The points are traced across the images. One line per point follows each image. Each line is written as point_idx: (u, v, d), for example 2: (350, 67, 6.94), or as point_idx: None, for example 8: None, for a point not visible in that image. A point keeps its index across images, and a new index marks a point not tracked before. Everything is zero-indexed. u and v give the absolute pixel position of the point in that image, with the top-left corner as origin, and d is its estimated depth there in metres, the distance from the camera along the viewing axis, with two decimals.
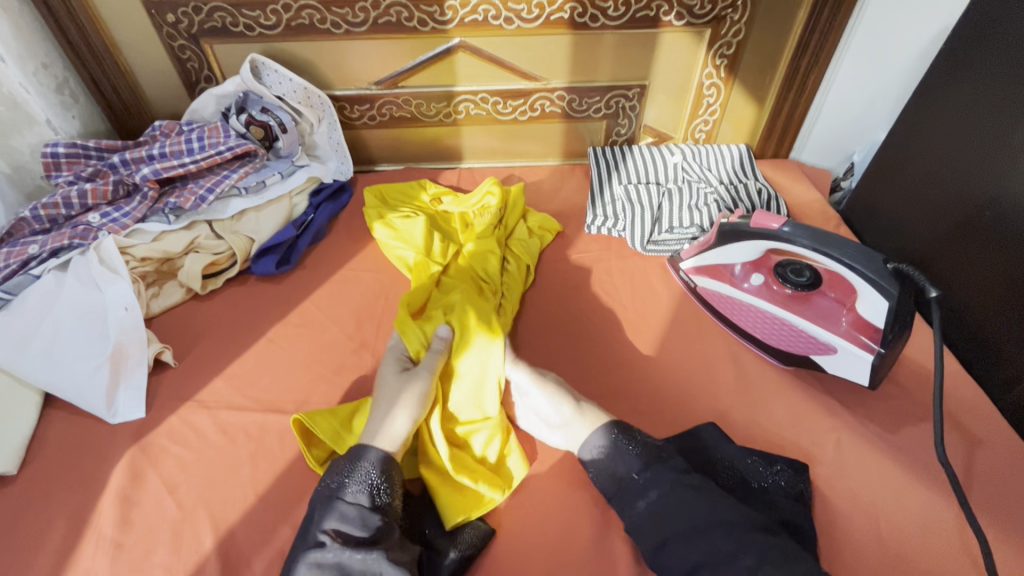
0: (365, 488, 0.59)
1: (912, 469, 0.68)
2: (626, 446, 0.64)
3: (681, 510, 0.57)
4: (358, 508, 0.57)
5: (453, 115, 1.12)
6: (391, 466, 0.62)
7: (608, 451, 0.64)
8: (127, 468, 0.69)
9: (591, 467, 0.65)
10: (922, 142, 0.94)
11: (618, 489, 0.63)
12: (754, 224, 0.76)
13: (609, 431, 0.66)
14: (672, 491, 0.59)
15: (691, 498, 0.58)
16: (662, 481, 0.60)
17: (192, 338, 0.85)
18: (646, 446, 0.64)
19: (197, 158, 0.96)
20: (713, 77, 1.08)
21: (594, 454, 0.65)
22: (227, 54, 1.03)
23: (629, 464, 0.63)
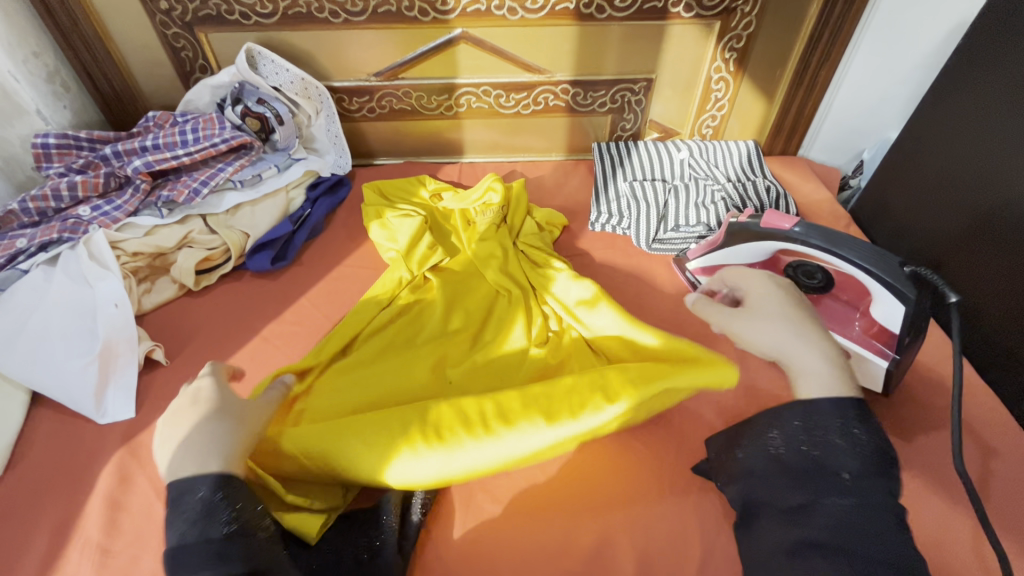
0: (201, 519, 0.45)
1: (926, 478, 0.66)
2: (852, 429, 0.48)
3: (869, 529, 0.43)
4: (208, 545, 0.44)
5: (454, 108, 1.10)
6: (230, 481, 0.48)
7: (828, 426, 0.49)
8: (116, 471, 0.67)
9: (793, 430, 0.50)
10: (936, 140, 0.92)
11: (801, 473, 0.48)
12: (764, 224, 0.73)
13: (842, 405, 0.49)
14: (867, 506, 0.44)
15: (882, 520, 0.43)
16: (858, 491, 0.45)
17: (184, 335, 0.83)
18: (867, 447, 0.47)
19: (191, 150, 0.93)
20: (721, 71, 1.05)
21: (815, 425, 0.49)
22: (222, 43, 1.00)
23: (835, 459, 0.47)
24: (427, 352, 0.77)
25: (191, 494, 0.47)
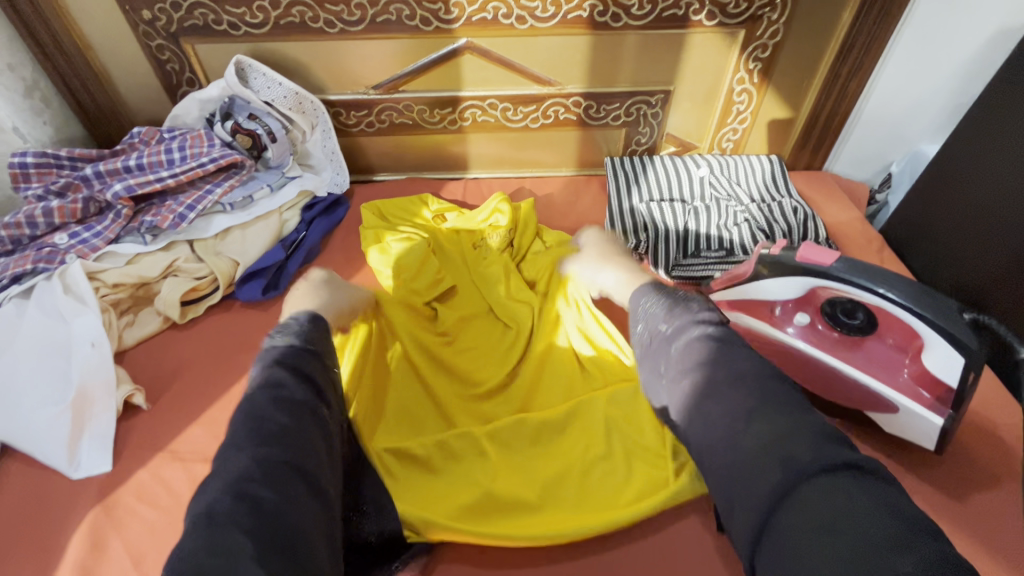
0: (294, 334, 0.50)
1: (989, 547, 0.59)
2: (678, 309, 0.49)
3: (764, 421, 0.40)
4: (286, 352, 0.47)
5: (458, 122, 1.03)
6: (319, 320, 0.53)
7: (646, 314, 0.51)
8: (89, 534, 0.61)
9: (635, 320, 0.52)
10: (980, 159, 0.84)
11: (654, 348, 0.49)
12: (800, 258, 0.66)
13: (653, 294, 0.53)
14: (727, 377, 0.43)
15: (766, 391, 0.42)
16: (713, 356, 0.45)
17: (168, 375, 0.77)
18: (707, 316, 0.48)
19: (176, 171, 0.87)
20: (744, 82, 0.98)
21: (657, 313, 0.50)
22: (210, 55, 0.94)
23: (670, 323, 0.49)
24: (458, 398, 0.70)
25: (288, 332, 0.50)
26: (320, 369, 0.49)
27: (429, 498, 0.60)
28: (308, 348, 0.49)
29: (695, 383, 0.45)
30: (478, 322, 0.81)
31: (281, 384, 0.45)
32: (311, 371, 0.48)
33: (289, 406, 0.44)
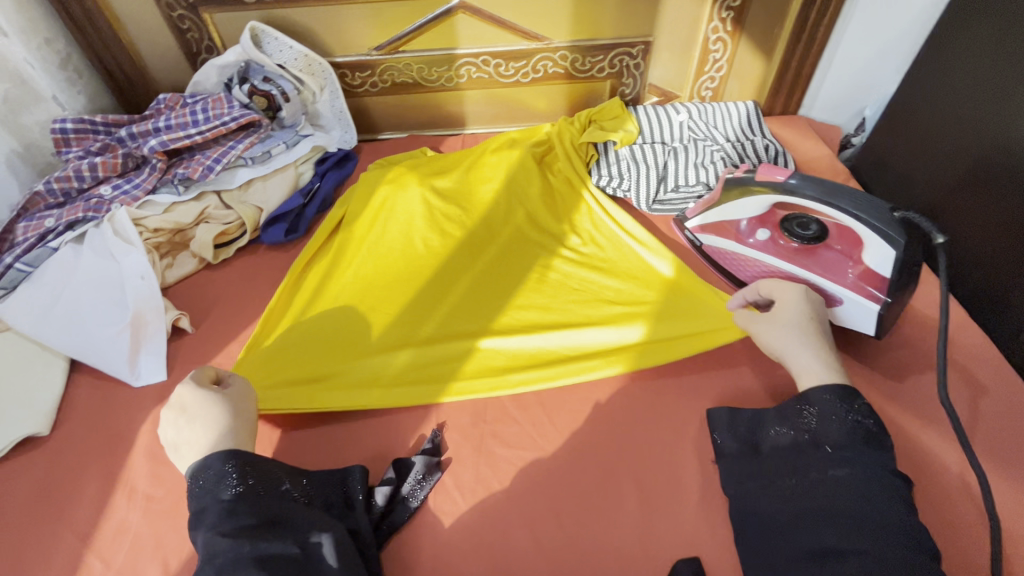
0: (223, 478, 0.57)
1: (916, 415, 0.69)
2: (846, 413, 0.58)
3: (857, 491, 0.53)
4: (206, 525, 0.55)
5: (454, 79, 1.12)
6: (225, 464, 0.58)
7: (814, 406, 0.60)
8: (153, 428, 0.72)
9: (793, 410, 0.62)
10: (932, 93, 0.92)
11: (793, 452, 0.60)
12: (760, 177, 0.75)
13: (852, 395, 0.59)
14: (865, 477, 0.54)
15: (883, 492, 0.53)
16: (863, 465, 0.55)
17: (207, 305, 0.87)
18: (865, 428, 0.57)
19: (203, 129, 0.97)
20: (719, 31, 1.06)
21: (822, 410, 0.59)
22: (226, 23, 1.02)
23: (821, 434, 0.58)
24: (412, 308, 0.84)
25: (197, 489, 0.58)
26: (268, 498, 0.58)
27: (388, 386, 0.75)
28: (247, 483, 0.58)
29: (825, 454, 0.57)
30: (444, 248, 0.92)
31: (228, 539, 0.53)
32: (256, 504, 0.56)
33: (263, 553, 0.52)
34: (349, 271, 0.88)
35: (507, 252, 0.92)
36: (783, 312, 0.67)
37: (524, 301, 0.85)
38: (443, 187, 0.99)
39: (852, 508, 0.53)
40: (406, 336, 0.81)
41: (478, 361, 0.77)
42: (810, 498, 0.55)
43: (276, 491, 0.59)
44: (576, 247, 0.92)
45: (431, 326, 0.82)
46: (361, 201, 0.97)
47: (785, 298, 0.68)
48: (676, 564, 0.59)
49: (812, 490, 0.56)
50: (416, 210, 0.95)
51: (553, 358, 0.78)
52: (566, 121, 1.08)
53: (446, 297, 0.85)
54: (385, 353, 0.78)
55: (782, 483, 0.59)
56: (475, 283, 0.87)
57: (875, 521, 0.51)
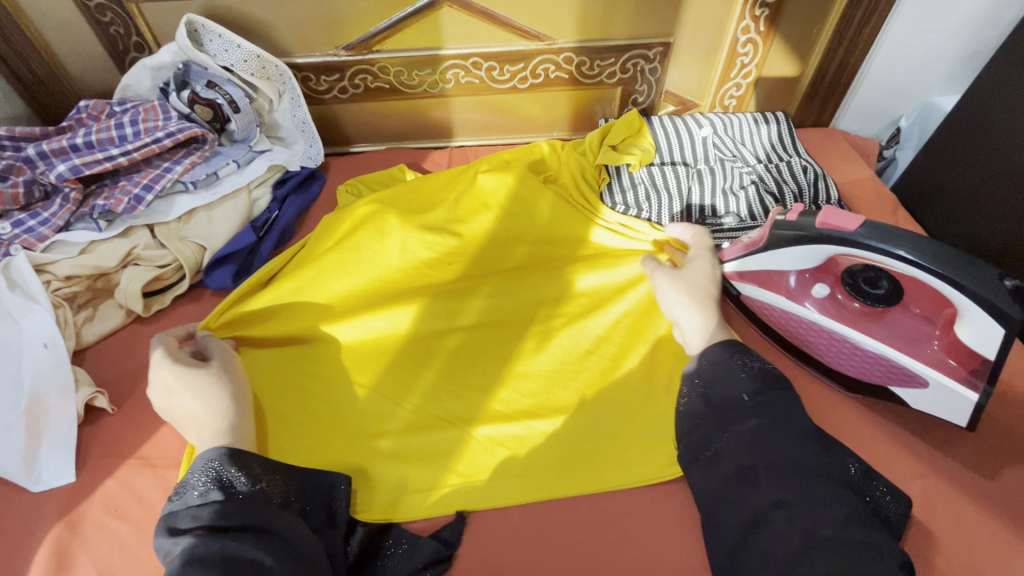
0: (210, 480, 0.51)
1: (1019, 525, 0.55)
2: (738, 367, 0.56)
3: (778, 453, 0.50)
4: (198, 506, 0.49)
5: (439, 85, 0.95)
6: (241, 454, 0.54)
7: (715, 366, 0.58)
8: (55, 552, 0.56)
9: (692, 380, 0.59)
10: (1002, 111, 0.78)
11: (711, 420, 0.55)
12: (822, 224, 0.59)
13: (728, 351, 0.58)
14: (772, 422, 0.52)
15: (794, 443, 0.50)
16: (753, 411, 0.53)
17: (134, 374, 0.70)
18: (763, 373, 0.56)
19: (129, 148, 0.79)
20: (750, 31, 0.90)
21: (721, 366, 0.57)
22: (159, 15, 0.84)
23: (723, 390, 0.56)
24: (388, 384, 0.69)
25: (204, 464, 0.52)
26: (252, 502, 0.50)
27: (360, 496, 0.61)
28: (231, 487, 0.51)
29: (719, 410, 0.55)
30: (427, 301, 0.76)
31: (202, 546, 0.45)
32: (240, 510, 0.48)
33: (230, 561, 0.44)
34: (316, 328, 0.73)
35: (501, 308, 0.76)
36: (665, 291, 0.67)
37: (525, 370, 0.70)
38: (427, 220, 0.83)
39: (766, 467, 0.49)
40: (381, 425, 0.66)
41: (476, 448, 0.64)
42: (732, 466, 0.51)
43: (260, 494, 0.52)
44: (586, 297, 0.77)
45: (412, 409, 0.67)
46: (328, 235, 0.82)
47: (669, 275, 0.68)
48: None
49: (724, 460, 0.52)
50: (392, 253, 0.80)
51: (563, 455, 0.63)
52: (573, 150, 0.91)
53: (429, 366, 0.70)
54: (358, 450, 0.64)
55: (711, 472, 0.53)
56: (468, 345, 0.72)
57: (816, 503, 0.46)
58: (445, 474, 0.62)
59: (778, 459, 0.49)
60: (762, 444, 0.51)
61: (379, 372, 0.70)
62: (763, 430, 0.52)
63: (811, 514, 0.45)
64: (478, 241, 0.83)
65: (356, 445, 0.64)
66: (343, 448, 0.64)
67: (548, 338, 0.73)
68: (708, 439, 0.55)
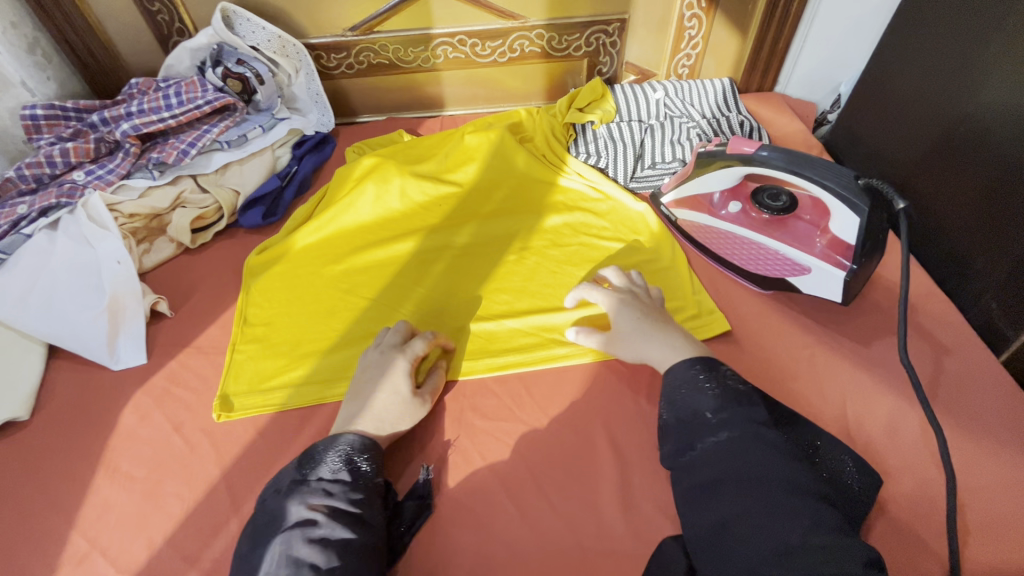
0: (343, 463, 0.59)
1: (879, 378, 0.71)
2: (705, 382, 0.59)
3: (738, 455, 0.53)
4: (333, 479, 0.58)
5: (431, 60, 1.11)
6: (372, 448, 0.62)
7: (683, 381, 0.60)
8: (135, 410, 0.73)
9: (664, 391, 0.62)
10: (896, 66, 0.93)
11: (680, 426, 0.58)
12: (730, 149, 0.76)
13: (692, 367, 0.61)
14: (732, 437, 0.54)
15: (755, 451, 0.53)
16: (722, 427, 0.56)
17: (185, 289, 0.87)
18: (733, 388, 0.59)
19: (177, 113, 0.96)
20: (694, 7, 1.06)
21: (691, 382, 0.60)
22: (197, 4, 1.01)
23: (699, 404, 0.58)
24: (388, 294, 0.84)
25: (344, 443, 0.61)
26: (372, 492, 0.59)
27: None
28: (359, 479, 0.59)
29: (692, 424, 0.57)
30: (425, 236, 0.92)
31: (321, 524, 0.54)
32: (362, 495, 0.58)
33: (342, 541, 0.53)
34: (333, 255, 0.91)
35: (481, 238, 0.92)
36: (619, 327, 0.70)
37: (500, 281, 0.85)
38: (421, 171, 1.00)
39: (733, 472, 0.52)
40: (383, 324, 0.80)
41: (458, 339, 0.78)
42: (705, 474, 0.54)
43: (377, 483, 0.60)
44: (553, 229, 0.93)
45: (407, 314, 0.81)
46: (341, 185, 0.99)
47: (614, 309, 0.72)
48: (666, 544, 0.57)
49: (698, 467, 0.55)
50: (395, 197, 0.97)
51: (529, 344, 0.77)
52: (545, 112, 1.08)
53: (422, 281, 0.86)
54: (362, 345, 0.78)
55: (685, 476, 0.55)
56: (453, 264, 0.88)
57: (781, 504, 0.49)
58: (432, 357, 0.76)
59: (739, 467, 0.52)
60: (729, 456, 0.53)
61: (380, 287, 0.85)
62: (730, 441, 0.54)
63: (777, 523, 0.48)
64: (467, 189, 0.99)
65: (361, 339, 0.79)
66: (350, 341, 0.78)
67: (521, 259, 0.88)
68: (681, 449, 0.57)
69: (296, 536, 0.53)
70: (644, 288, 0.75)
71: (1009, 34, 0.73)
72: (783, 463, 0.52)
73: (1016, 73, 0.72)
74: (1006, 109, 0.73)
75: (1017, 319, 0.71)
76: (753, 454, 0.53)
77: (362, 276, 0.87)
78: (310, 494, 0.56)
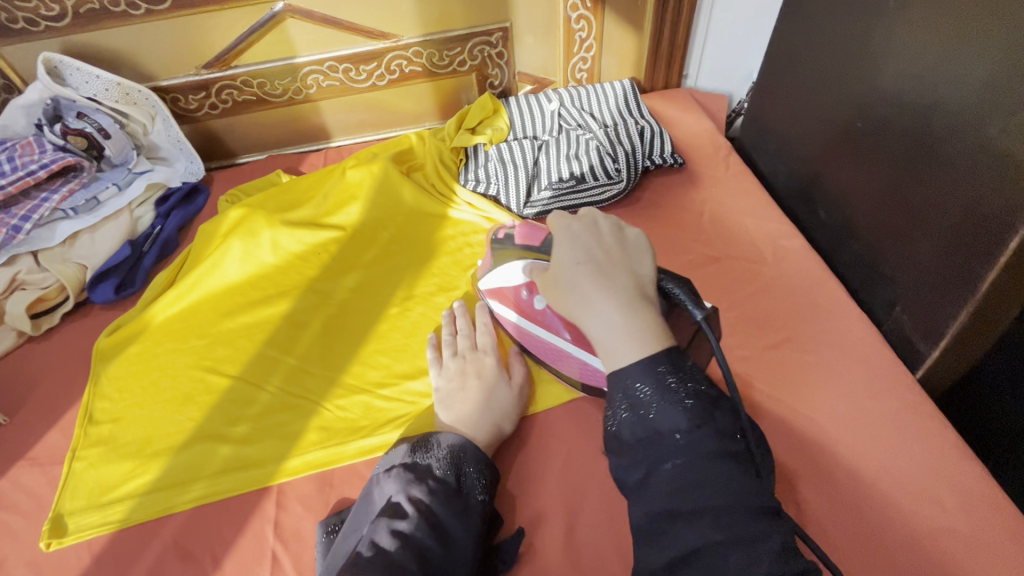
0: (449, 462, 0.58)
1: (776, 415, 0.66)
2: (676, 389, 0.45)
3: (700, 470, 0.42)
4: (429, 479, 0.57)
5: (303, 91, 1.01)
6: (487, 466, 0.60)
7: (639, 386, 0.45)
8: None
9: (614, 388, 0.47)
10: (792, 56, 0.86)
11: (639, 442, 0.45)
12: (521, 240, 0.65)
13: (654, 367, 0.45)
14: (699, 463, 0.42)
15: (718, 464, 0.42)
16: (687, 451, 0.43)
17: (24, 388, 0.77)
18: (703, 395, 0.45)
19: (4, 183, 0.85)
20: (579, 8, 0.97)
21: (644, 396, 0.45)
22: (20, 57, 0.90)
23: (659, 415, 0.44)
24: (253, 368, 0.75)
25: (446, 446, 0.60)
26: (471, 507, 0.56)
27: (216, 473, 0.65)
28: (464, 489, 0.57)
29: (655, 439, 0.44)
30: (300, 293, 0.83)
31: (407, 519, 0.53)
32: (451, 502, 0.55)
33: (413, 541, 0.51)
34: (196, 325, 0.81)
35: (363, 289, 0.83)
36: (563, 262, 0.52)
37: (379, 340, 0.77)
38: (296, 217, 0.90)
39: (691, 493, 0.42)
40: (247, 407, 0.71)
41: (330, 417, 0.69)
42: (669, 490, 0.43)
43: (481, 501, 0.57)
44: (441, 270, 0.85)
45: (273, 391, 0.72)
46: (204, 244, 0.88)
47: (560, 247, 0.53)
48: None
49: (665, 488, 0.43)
50: (265, 251, 0.86)
51: (410, 415, 0.69)
52: (433, 137, 0.99)
53: (293, 348, 0.76)
54: (220, 435, 0.68)
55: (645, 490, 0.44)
56: (331, 324, 0.79)
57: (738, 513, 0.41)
58: (299, 444, 0.67)
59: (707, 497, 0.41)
60: (691, 482, 0.42)
61: (244, 361, 0.76)
62: (702, 458, 0.43)
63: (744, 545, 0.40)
64: (349, 232, 0.90)
65: (219, 429, 0.69)
66: (208, 432, 0.69)
67: (405, 311, 0.80)
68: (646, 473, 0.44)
69: (376, 530, 0.52)
70: (621, 240, 0.52)
71: (891, 19, 0.66)
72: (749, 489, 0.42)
73: (903, 61, 0.65)
74: (896, 102, 0.67)
75: (928, 335, 0.65)
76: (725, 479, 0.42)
77: (225, 349, 0.77)
78: (416, 486, 0.56)
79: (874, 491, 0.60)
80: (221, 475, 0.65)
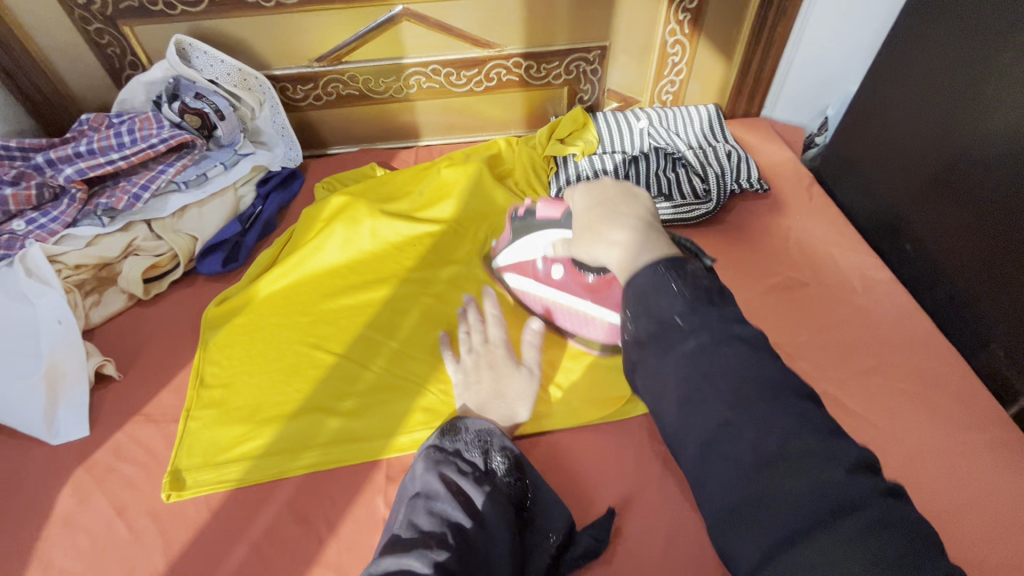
0: (478, 446, 0.60)
1: (872, 437, 0.68)
2: (672, 282, 0.46)
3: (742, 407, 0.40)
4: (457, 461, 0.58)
5: (404, 90, 1.06)
6: (508, 449, 0.61)
7: (648, 288, 0.46)
8: (75, 491, 0.66)
9: (626, 306, 0.48)
10: (888, 97, 0.90)
11: (653, 339, 0.45)
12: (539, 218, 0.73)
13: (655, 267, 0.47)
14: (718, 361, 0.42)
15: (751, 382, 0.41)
16: (698, 340, 0.43)
17: (135, 347, 0.80)
18: (701, 286, 0.46)
19: (128, 153, 0.89)
20: (677, 34, 1.02)
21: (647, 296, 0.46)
22: (150, 37, 0.95)
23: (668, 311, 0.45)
24: (358, 348, 0.78)
25: (471, 433, 0.61)
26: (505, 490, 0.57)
27: (327, 445, 0.68)
28: (492, 472, 0.58)
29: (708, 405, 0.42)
30: (400, 282, 0.86)
31: (440, 498, 0.53)
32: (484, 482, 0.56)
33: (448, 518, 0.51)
34: (300, 303, 0.84)
35: (460, 282, 0.87)
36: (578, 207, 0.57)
37: None
38: (393, 209, 0.94)
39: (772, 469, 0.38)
40: (355, 384, 0.74)
41: (434, 402, 0.72)
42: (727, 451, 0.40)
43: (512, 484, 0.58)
44: None
45: (378, 372, 0.75)
46: (306, 226, 0.92)
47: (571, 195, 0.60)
48: None
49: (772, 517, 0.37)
50: (365, 240, 0.90)
51: None
52: (524, 145, 1.04)
53: (396, 334, 0.79)
54: (329, 409, 0.71)
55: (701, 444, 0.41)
56: (430, 312, 0.82)
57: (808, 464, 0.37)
58: (406, 424, 0.70)
59: (798, 493, 0.37)
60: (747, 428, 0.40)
61: (349, 341, 0.79)
62: (774, 459, 0.38)
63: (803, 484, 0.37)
64: (446, 225, 0.93)
65: (327, 402, 0.72)
66: (315, 404, 0.72)
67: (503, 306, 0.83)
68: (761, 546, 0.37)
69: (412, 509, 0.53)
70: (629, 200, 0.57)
71: (1005, 72, 0.70)
72: (826, 449, 0.38)
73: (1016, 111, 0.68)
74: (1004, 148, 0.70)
75: None
76: (808, 436, 0.39)
77: (330, 328, 0.81)
78: (449, 466, 0.56)
79: (976, 519, 0.61)
80: (333, 446, 0.68)
